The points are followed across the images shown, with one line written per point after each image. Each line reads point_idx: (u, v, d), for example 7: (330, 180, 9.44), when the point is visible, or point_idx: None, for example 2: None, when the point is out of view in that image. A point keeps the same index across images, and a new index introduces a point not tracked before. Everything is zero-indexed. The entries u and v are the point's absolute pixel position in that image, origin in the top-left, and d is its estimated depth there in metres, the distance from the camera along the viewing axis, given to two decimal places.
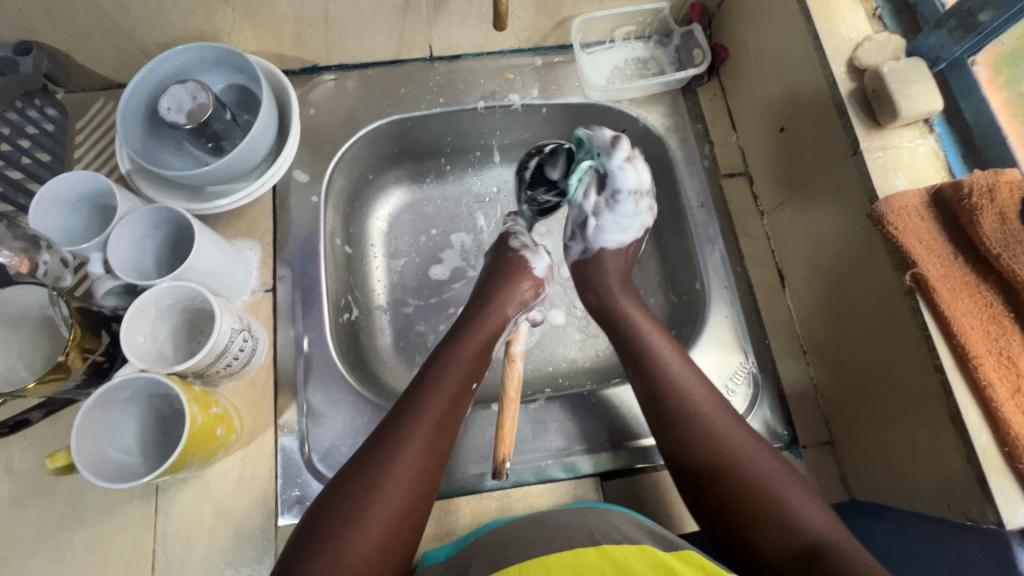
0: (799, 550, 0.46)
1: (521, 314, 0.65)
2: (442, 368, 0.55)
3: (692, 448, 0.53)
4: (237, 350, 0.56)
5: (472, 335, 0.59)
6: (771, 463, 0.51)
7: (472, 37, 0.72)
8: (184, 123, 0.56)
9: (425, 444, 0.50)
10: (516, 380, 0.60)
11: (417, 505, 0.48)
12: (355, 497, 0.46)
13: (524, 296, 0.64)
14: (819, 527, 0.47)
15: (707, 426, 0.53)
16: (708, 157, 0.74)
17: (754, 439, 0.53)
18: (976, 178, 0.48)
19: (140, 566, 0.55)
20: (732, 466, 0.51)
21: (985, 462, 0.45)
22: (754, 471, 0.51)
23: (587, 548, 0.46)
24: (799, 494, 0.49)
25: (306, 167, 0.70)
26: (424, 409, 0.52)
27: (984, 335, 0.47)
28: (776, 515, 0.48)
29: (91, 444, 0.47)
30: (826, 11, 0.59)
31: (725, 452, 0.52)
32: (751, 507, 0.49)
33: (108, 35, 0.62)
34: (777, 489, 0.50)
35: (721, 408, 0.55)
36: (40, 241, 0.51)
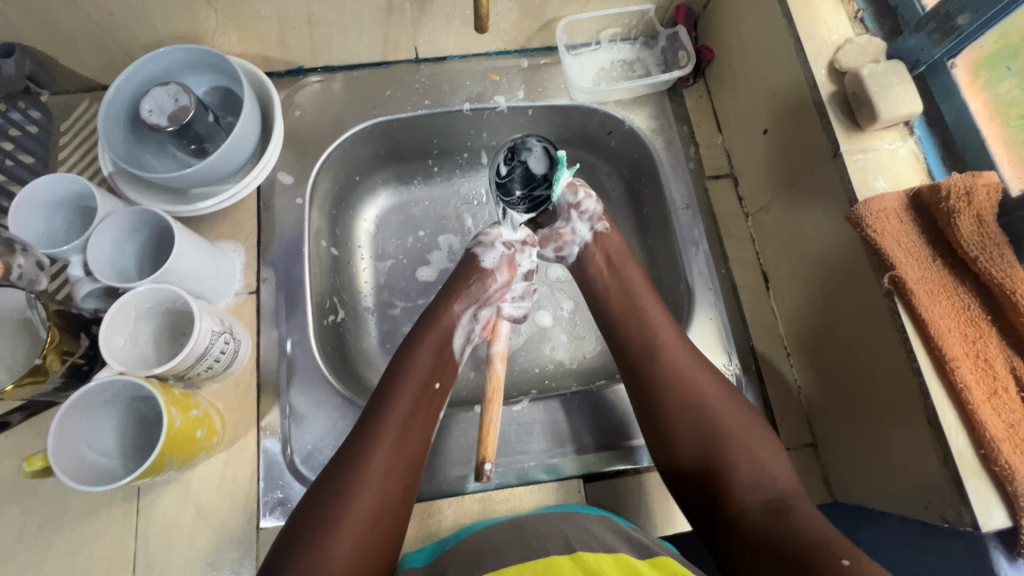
0: (770, 502, 0.49)
1: (473, 309, 0.63)
2: (402, 372, 0.56)
3: (672, 410, 0.55)
4: (218, 352, 0.56)
5: (425, 337, 0.59)
6: (746, 420, 0.54)
7: (458, 39, 0.72)
8: (165, 125, 0.56)
9: (392, 445, 0.50)
10: (496, 380, 0.59)
11: (395, 504, 0.49)
12: (332, 500, 0.47)
13: (471, 291, 0.63)
14: (785, 482, 0.51)
15: (690, 387, 0.56)
16: (694, 159, 0.75)
17: (733, 399, 0.56)
18: (954, 181, 0.48)
19: (121, 567, 0.55)
20: (712, 424, 0.54)
21: (962, 464, 0.45)
22: (733, 429, 0.53)
23: (562, 556, 0.45)
24: (767, 448, 0.53)
25: (291, 169, 0.70)
26: (387, 413, 0.52)
27: (962, 338, 0.47)
28: (747, 469, 0.51)
29: (69, 446, 0.47)
30: (807, 14, 0.59)
31: (710, 408, 0.55)
32: (726, 463, 0.52)
33: (91, 37, 0.62)
34: (748, 444, 0.53)
35: (702, 364, 0.58)
36: (14, 244, 0.51)
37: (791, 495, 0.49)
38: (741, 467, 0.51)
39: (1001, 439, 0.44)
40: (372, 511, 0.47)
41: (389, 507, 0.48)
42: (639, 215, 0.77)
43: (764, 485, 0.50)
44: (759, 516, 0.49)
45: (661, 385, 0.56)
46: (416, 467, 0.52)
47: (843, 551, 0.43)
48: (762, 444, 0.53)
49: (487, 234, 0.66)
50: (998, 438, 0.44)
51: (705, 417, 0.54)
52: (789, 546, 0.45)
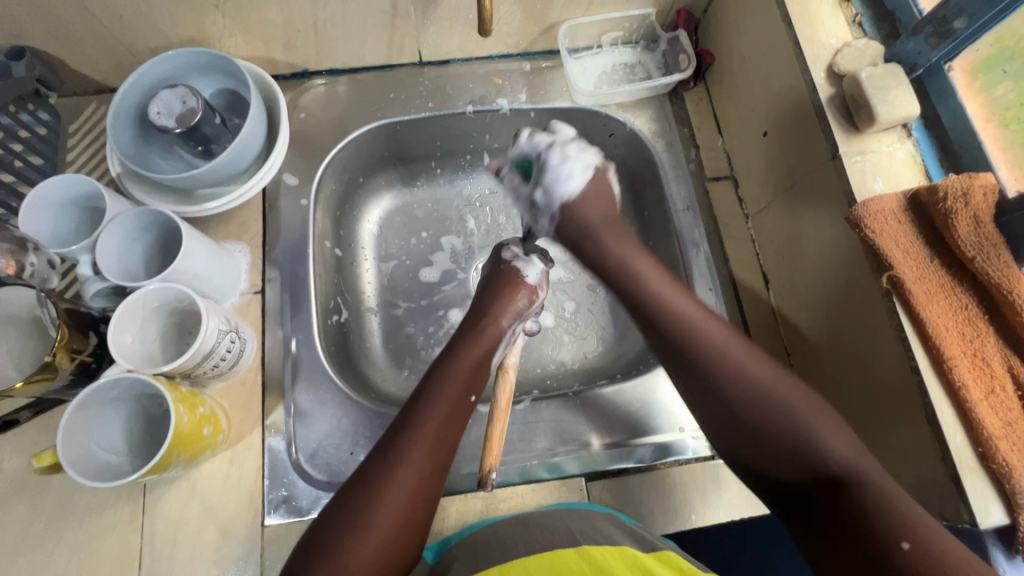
0: (827, 482, 0.46)
1: (517, 324, 0.64)
2: (437, 382, 0.56)
3: (712, 391, 0.53)
4: (224, 351, 0.57)
5: (467, 347, 0.60)
6: (797, 391, 0.51)
7: (461, 42, 0.73)
8: (173, 127, 0.57)
9: (423, 456, 0.50)
10: (507, 391, 0.60)
11: (419, 514, 0.48)
12: (356, 507, 0.46)
13: (517, 308, 0.64)
14: (846, 455, 0.47)
15: (723, 363, 0.53)
16: (695, 161, 0.75)
17: (775, 373, 0.52)
18: (951, 181, 0.49)
19: (127, 564, 0.56)
20: (761, 400, 0.50)
21: (960, 461, 0.46)
22: (775, 402, 0.50)
23: (568, 549, 0.46)
24: (823, 423, 0.49)
25: (296, 171, 0.71)
26: (424, 423, 0.52)
27: (960, 336, 0.48)
28: (803, 444, 0.48)
29: (78, 442, 0.48)
30: (806, 18, 0.60)
31: (744, 384, 0.52)
32: (779, 439, 0.49)
33: (100, 41, 0.63)
34: (802, 420, 0.49)
35: (736, 341, 0.54)
36: (26, 242, 0.52)
37: (851, 471, 0.46)
38: (795, 445, 0.48)
39: (999, 437, 0.45)
40: (398, 519, 0.47)
41: (411, 515, 0.48)
42: (639, 217, 0.78)
43: (818, 461, 0.47)
44: (818, 492, 0.46)
45: (698, 372, 0.54)
46: (445, 473, 0.52)
47: (902, 530, 0.41)
48: (818, 416, 0.49)
49: (521, 246, 0.68)
50: (996, 435, 0.45)
51: (750, 394, 0.51)
52: (851, 526, 0.43)
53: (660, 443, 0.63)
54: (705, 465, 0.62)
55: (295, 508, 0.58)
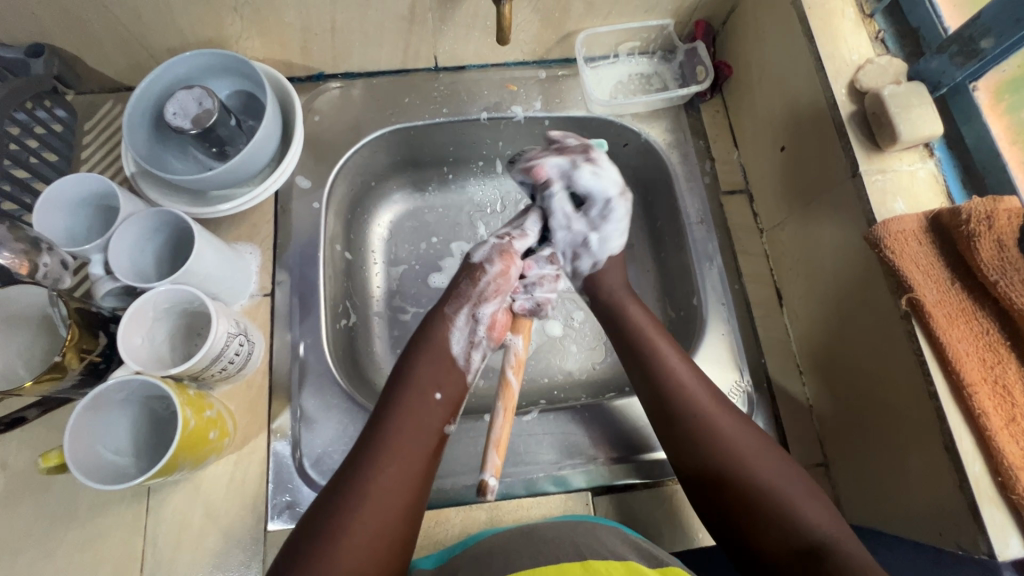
0: (805, 554, 0.45)
1: (471, 309, 0.59)
2: (401, 392, 0.53)
3: (689, 458, 0.52)
4: (233, 354, 0.56)
5: (422, 348, 0.57)
6: (777, 461, 0.50)
7: (477, 49, 0.73)
8: (188, 128, 0.57)
9: (395, 462, 0.49)
10: (512, 391, 0.58)
11: (398, 527, 0.47)
12: (341, 517, 0.45)
13: (459, 291, 0.59)
14: (824, 528, 0.46)
15: (706, 424, 0.53)
16: (709, 173, 0.75)
17: (757, 439, 0.52)
18: (974, 205, 0.48)
19: (130, 566, 0.55)
20: (739, 470, 0.50)
21: (979, 491, 0.45)
22: (755, 466, 0.50)
23: (573, 563, 0.45)
24: (802, 496, 0.48)
25: (309, 173, 0.71)
26: (389, 433, 0.50)
27: (981, 362, 0.47)
28: (781, 516, 0.47)
29: (85, 443, 0.47)
30: (828, 33, 0.59)
31: (727, 448, 0.51)
32: (758, 508, 0.48)
33: (120, 40, 0.63)
34: (782, 492, 0.48)
35: (721, 402, 0.54)
36: (41, 242, 0.54)
37: (830, 544, 0.45)
38: (773, 516, 0.47)
39: (1020, 467, 0.44)
40: (374, 532, 0.45)
41: (391, 528, 0.46)
42: (652, 228, 0.77)
43: (795, 534, 0.46)
44: (795, 568, 0.45)
45: (680, 430, 0.54)
46: (426, 484, 0.50)
47: None
48: (796, 489, 0.49)
49: None
50: (1017, 465, 0.44)
51: (727, 460, 0.51)
52: None
53: (669, 458, 0.63)
54: None
55: (298, 513, 0.58)
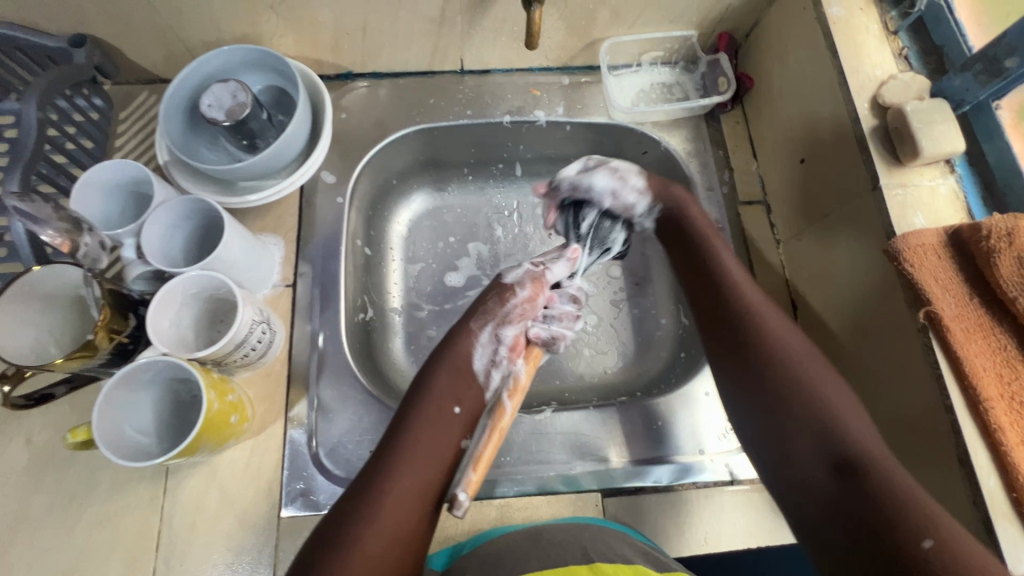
0: (840, 461, 0.47)
1: (494, 330, 0.61)
2: (419, 403, 0.55)
3: (737, 364, 0.55)
4: (255, 341, 0.58)
5: (441, 362, 0.58)
6: (829, 376, 0.52)
7: (503, 54, 0.75)
8: (222, 120, 0.59)
9: (409, 472, 0.50)
10: (506, 415, 0.55)
11: (409, 537, 0.48)
12: (358, 518, 0.47)
13: (486, 307, 0.62)
14: (864, 441, 0.47)
15: (761, 328, 0.55)
16: (728, 183, 0.75)
17: (811, 351, 0.54)
18: (995, 221, 0.48)
19: (145, 545, 0.56)
20: (789, 374, 0.52)
21: (993, 507, 0.45)
22: (805, 374, 0.52)
23: (581, 566, 0.48)
24: (847, 405, 0.50)
25: (333, 169, 0.73)
26: (406, 443, 0.52)
27: (997, 378, 0.47)
28: (819, 427, 0.49)
29: (111, 421, 0.49)
30: (852, 48, 0.60)
31: (778, 354, 0.53)
32: (798, 411, 0.50)
33: (158, 33, 0.65)
34: (827, 400, 0.50)
35: (777, 316, 0.56)
36: (83, 224, 0.53)
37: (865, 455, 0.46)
38: (816, 422, 0.49)
39: None
40: (385, 542, 0.46)
41: (403, 539, 0.47)
42: None
43: (835, 442, 0.48)
44: (827, 476, 0.47)
45: (731, 334, 0.56)
46: (439, 498, 0.51)
47: (927, 530, 0.41)
48: (845, 401, 0.50)
49: None
50: None
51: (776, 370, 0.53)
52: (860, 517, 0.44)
53: (678, 463, 0.63)
54: (722, 490, 0.62)
55: (311, 502, 0.59)
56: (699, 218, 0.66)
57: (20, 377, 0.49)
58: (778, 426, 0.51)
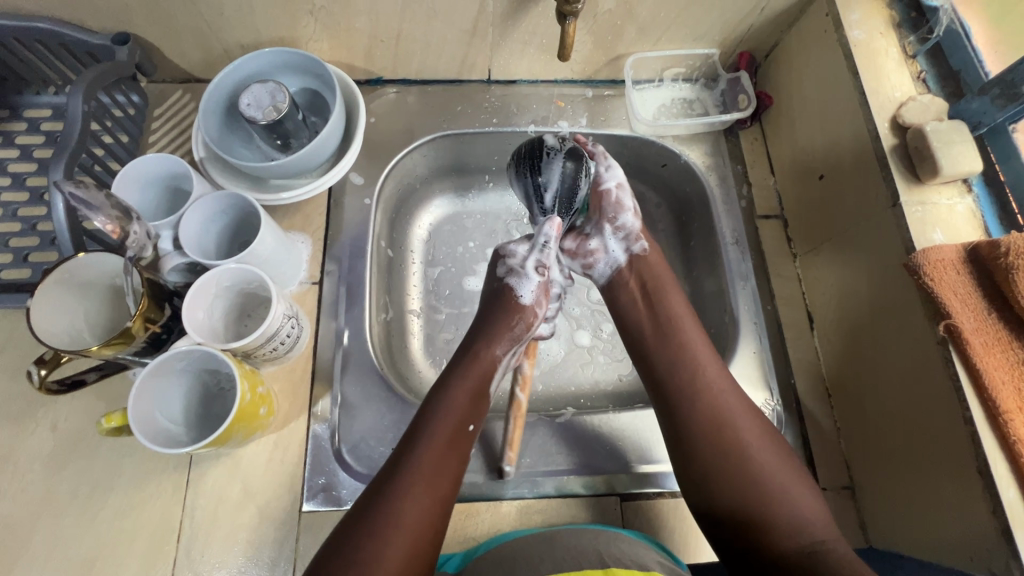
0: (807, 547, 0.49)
1: (512, 351, 0.65)
2: (433, 419, 0.55)
3: (702, 446, 0.55)
4: (285, 335, 0.58)
5: (463, 379, 0.60)
6: (781, 457, 0.55)
7: (530, 65, 0.77)
8: (260, 119, 0.60)
9: (425, 488, 0.50)
10: (518, 407, 0.64)
11: (425, 552, 0.48)
12: (373, 538, 0.46)
13: (514, 335, 0.65)
14: (817, 522, 0.51)
15: (721, 410, 0.56)
16: (746, 198, 0.77)
17: (763, 432, 0.56)
18: (1012, 239, 0.50)
19: (166, 535, 0.57)
20: (746, 454, 0.54)
21: (1013, 517, 0.46)
22: (763, 462, 0.54)
23: (594, 571, 0.47)
24: (800, 487, 0.53)
25: (361, 171, 0.74)
26: (420, 457, 0.52)
27: (1016, 391, 0.48)
28: (781, 514, 0.51)
29: (146, 406, 0.49)
30: (872, 70, 0.62)
31: (736, 436, 0.55)
32: (759, 500, 0.52)
33: (197, 34, 0.67)
34: (783, 484, 0.53)
35: (733, 394, 0.58)
36: (131, 212, 0.52)
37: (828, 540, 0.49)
38: (777, 506, 0.52)
39: None
40: (402, 559, 0.46)
41: (420, 555, 0.47)
42: (686, 247, 0.80)
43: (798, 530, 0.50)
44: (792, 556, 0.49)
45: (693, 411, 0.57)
46: (446, 511, 0.51)
47: None
48: (792, 477, 0.53)
49: (517, 263, 0.68)
50: None
51: (740, 454, 0.54)
52: None
53: None
54: None
55: (333, 497, 0.59)
56: (676, 288, 0.67)
57: (57, 363, 0.50)
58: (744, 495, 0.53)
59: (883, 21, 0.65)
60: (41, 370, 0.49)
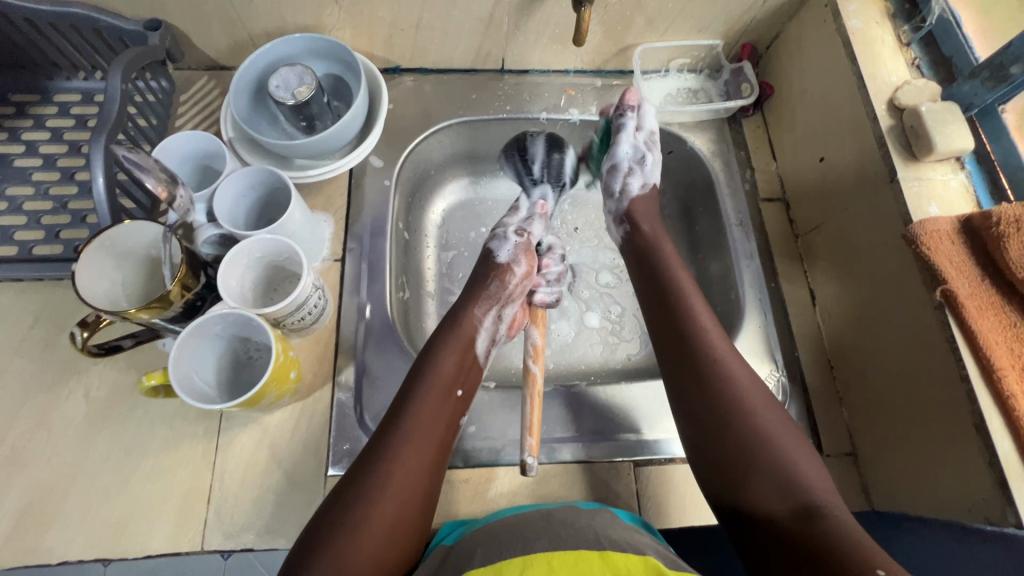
0: (801, 509, 0.49)
1: (494, 311, 0.66)
2: (424, 382, 0.57)
3: (702, 409, 0.56)
4: (313, 305, 0.61)
5: (448, 342, 0.61)
6: (783, 422, 0.55)
7: (543, 55, 0.80)
8: (288, 100, 0.63)
9: (413, 451, 0.52)
10: (535, 380, 0.64)
11: (412, 513, 0.50)
12: (363, 498, 0.49)
13: (490, 292, 0.66)
14: (818, 486, 0.50)
15: (724, 375, 0.57)
16: (749, 182, 0.80)
17: (764, 395, 0.56)
18: (1004, 209, 0.53)
19: (196, 498, 0.58)
20: (745, 418, 0.54)
21: (1008, 467, 0.49)
22: (761, 425, 0.54)
23: (591, 552, 0.47)
24: (801, 451, 0.53)
25: (381, 155, 0.77)
26: (410, 423, 0.54)
27: (1009, 351, 0.51)
28: (778, 476, 0.51)
29: (184, 367, 0.52)
30: (869, 56, 0.66)
31: (737, 402, 0.55)
32: (756, 462, 0.52)
33: (226, 21, 0.70)
34: (783, 446, 0.53)
35: (736, 359, 0.59)
36: (176, 178, 0.55)
37: (825, 504, 0.49)
38: (774, 469, 0.51)
39: None
40: (391, 517, 0.49)
41: (405, 515, 0.50)
42: (691, 230, 0.83)
43: (794, 492, 0.50)
44: (786, 524, 0.48)
45: (696, 377, 0.58)
46: (435, 477, 0.54)
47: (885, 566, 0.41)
48: (791, 439, 0.53)
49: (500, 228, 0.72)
50: None
51: (741, 421, 0.54)
52: None
53: None
54: None
55: None
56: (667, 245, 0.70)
57: (97, 326, 0.52)
58: (741, 459, 0.53)
59: (879, 11, 0.69)
60: (82, 332, 0.51)
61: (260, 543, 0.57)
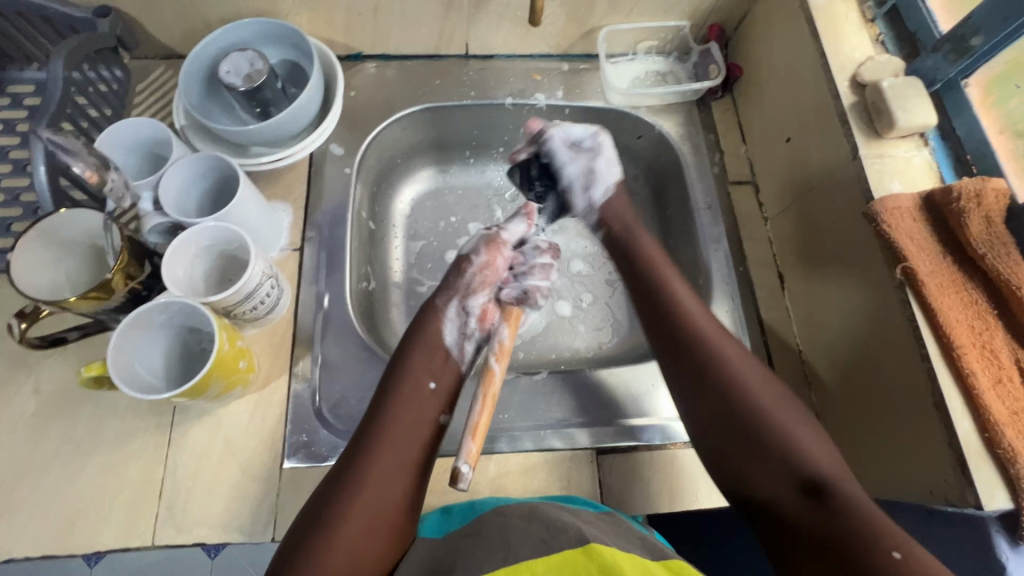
0: (811, 484, 0.48)
1: (460, 305, 0.63)
2: (396, 380, 0.57)
3: (704, 391, 0.55)
4: (264, 295, 0.59)
5: (417, 340, 0.60)
6: (784, 400, 0.53)
7: (507, 39, 0.78)
8: (239, 85, 0.61)
9: (388, 448, 0.51)
10: (495, 380, 0.58)
11: (394, 513, 0.49)
12: (339, 496, 0.48)
13: (447, 283, 0.64)
14: (824, 461, 0.50)
15: (720, 359, 0.56)
16: (718, 165, 0.79)
17: (766, 376, 0.55)
18: (964, 184, 0.52)
19: (148, 492, 0.57)
20: (751, 400, 0.53)
21: (967, 447, 0.48)
22: (764, 403, 0.53)
23: (575, 549, 0.44)
24: (804, 427, 0.52)
25: (342, 143, 0.76)
26: (385, 424, 0.53)
27: (969, 329, 0.50)
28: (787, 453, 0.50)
29: (126, 357, 0.51)
30: (833, 32, 0.65)
31: (742, 385, 0.54)
32: (766, 442, 0.51)
33: (178, 7, 0.69)
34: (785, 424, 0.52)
35: (729, 341, 0.58)
36: (109, 163, 0.55)
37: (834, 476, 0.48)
38: (781, 451, 0.50)
39: (1004, 423, 0.47)
40: (371, 515, 0.48)
41: (384, 514, 0.48)
42: (662, 216, 0.82)
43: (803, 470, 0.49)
44: (795, 504, 0.48)
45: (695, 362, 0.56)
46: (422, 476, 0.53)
47: (891, 541, 0.42)
48: (795, 419, 0.52)
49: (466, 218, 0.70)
50: (1001, 421, 0.47)
51: (744, 404, 0.53)
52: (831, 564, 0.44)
53: (672, 425, 0.65)
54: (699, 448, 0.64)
55: (313, 453, 0.60)
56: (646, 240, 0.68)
57: (37, 317, 0.51)
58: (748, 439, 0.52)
59: None
60: (21, 324, 0.50)
61: (214, 536, 0.56)
